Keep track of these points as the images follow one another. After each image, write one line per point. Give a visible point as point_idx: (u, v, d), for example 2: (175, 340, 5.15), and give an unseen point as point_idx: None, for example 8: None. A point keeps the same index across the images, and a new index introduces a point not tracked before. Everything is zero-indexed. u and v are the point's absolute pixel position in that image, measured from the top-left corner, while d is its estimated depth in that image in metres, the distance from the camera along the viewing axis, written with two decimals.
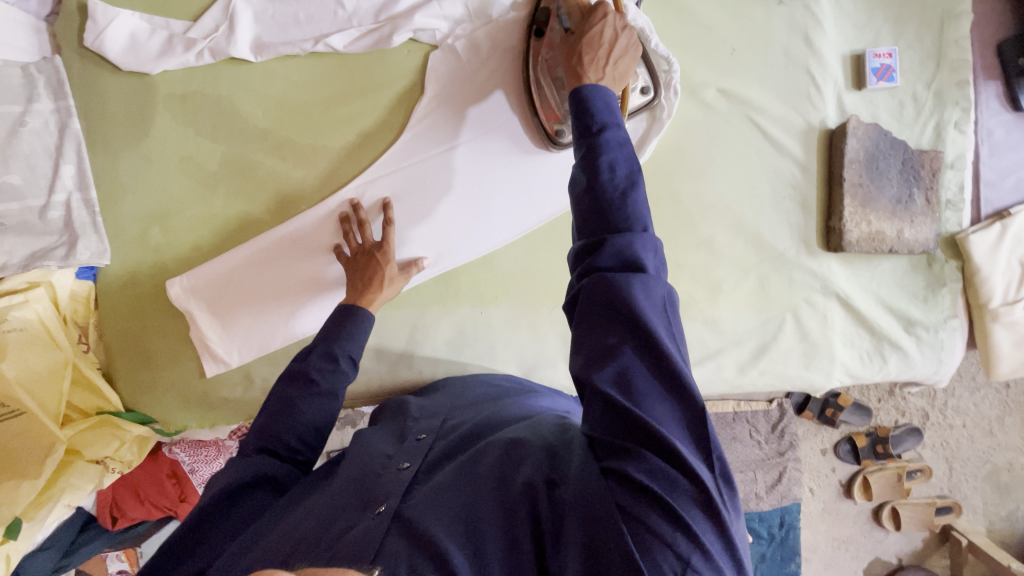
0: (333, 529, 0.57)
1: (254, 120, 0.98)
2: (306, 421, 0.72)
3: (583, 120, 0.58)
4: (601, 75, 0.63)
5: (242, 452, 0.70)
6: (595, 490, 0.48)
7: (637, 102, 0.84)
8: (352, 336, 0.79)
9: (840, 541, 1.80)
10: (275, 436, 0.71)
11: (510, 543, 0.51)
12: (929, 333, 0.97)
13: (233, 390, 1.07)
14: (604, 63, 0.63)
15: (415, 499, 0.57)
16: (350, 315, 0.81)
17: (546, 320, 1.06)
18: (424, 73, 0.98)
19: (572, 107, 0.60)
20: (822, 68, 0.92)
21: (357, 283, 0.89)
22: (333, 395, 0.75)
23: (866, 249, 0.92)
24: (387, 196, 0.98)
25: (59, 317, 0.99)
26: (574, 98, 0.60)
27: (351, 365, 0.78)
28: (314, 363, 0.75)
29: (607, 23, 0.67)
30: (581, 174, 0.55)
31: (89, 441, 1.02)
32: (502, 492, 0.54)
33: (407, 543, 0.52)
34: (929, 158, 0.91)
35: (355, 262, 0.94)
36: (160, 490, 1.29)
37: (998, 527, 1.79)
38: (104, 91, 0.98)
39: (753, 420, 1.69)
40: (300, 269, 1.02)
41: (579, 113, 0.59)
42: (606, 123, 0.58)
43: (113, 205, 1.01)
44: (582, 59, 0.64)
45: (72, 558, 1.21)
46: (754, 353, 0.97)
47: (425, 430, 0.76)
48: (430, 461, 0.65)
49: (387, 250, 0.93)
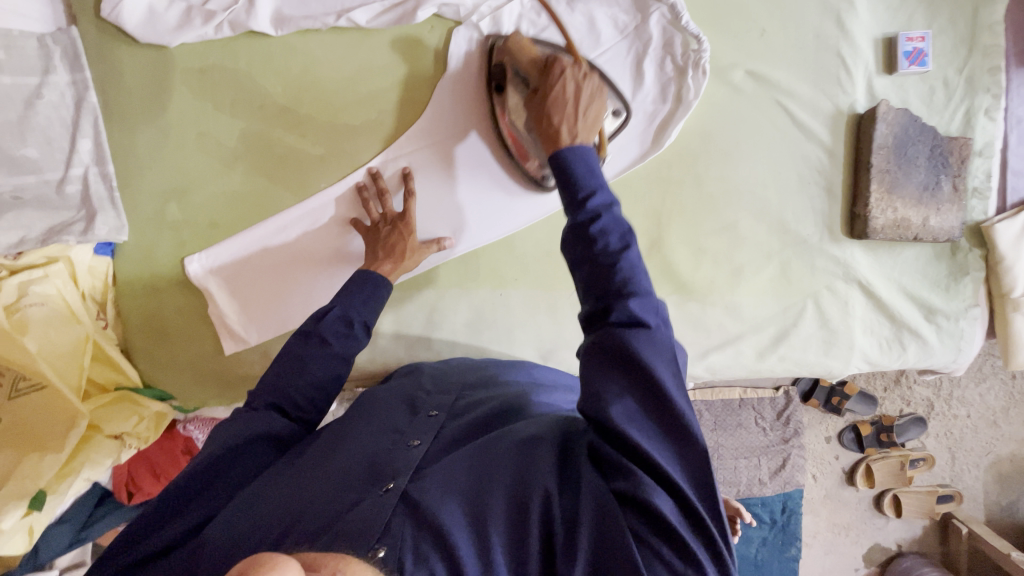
0: (336, 504, 0.58)
1: (274, 96, 0.97)
2: (314, 380, 0.72)
3: (566, 191, 0.56)
4: (574, 134, 0.61)
5: (250, 404, 0.72)
6: (607, 513, 0.50)
7: (611, 126, 0.87)
8: (368, 302, 0.80)
9: (841, 526, 1.83)
10: (286, 394, 0.72)
11: (514, 535, 0.53)
12: (949, 322, 0.97)
13: (252, 368, 1.07)
14: (573, 119, 0.62)
15: (425, 480, 0.58)
16: (369, 278, 0.81)
17: (565, 304, 1.05)
18: (447, 49, 0.96)
19: (555, 176, 0.58)
20: (853, 51, 0.90)
21: (378, 251, 0.89)
22: (346, 358, 0.75)
23: (891, 236, 0.91)
24: (405, 166, 0.97)
25: (79, 292, 0.99)
26: (554, 169, 0.58)
27: (364, 330, 0.78)
28: (329, 324, 0.74)
29: (566, 77, 0.67)
30: (573, 247, 0.54)
31: (108, 416, 1.02)
32: (512, 481, 0.55)
33: (415, 528, 0.53)
34: (958, 145, 0.90)
35: (375, 232, 0.93)
36: (177, 465, 1.30)
37: (997, 515, 1.82)
38: (121, 63, 0.97)
39: (759, 407, 1.70)
40: (310, 245, 1.01)
41: (562, 183, 0.57)
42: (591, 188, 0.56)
43: (131, 180, 1.00)
44: (557, 122, 0.63)
45: (90, 532, 1.24)
46: (774, 339, 0.97)
47: (437, 407, 0.75)
48: (443, 442, 0.66)
49: (411, 222, 0.93)
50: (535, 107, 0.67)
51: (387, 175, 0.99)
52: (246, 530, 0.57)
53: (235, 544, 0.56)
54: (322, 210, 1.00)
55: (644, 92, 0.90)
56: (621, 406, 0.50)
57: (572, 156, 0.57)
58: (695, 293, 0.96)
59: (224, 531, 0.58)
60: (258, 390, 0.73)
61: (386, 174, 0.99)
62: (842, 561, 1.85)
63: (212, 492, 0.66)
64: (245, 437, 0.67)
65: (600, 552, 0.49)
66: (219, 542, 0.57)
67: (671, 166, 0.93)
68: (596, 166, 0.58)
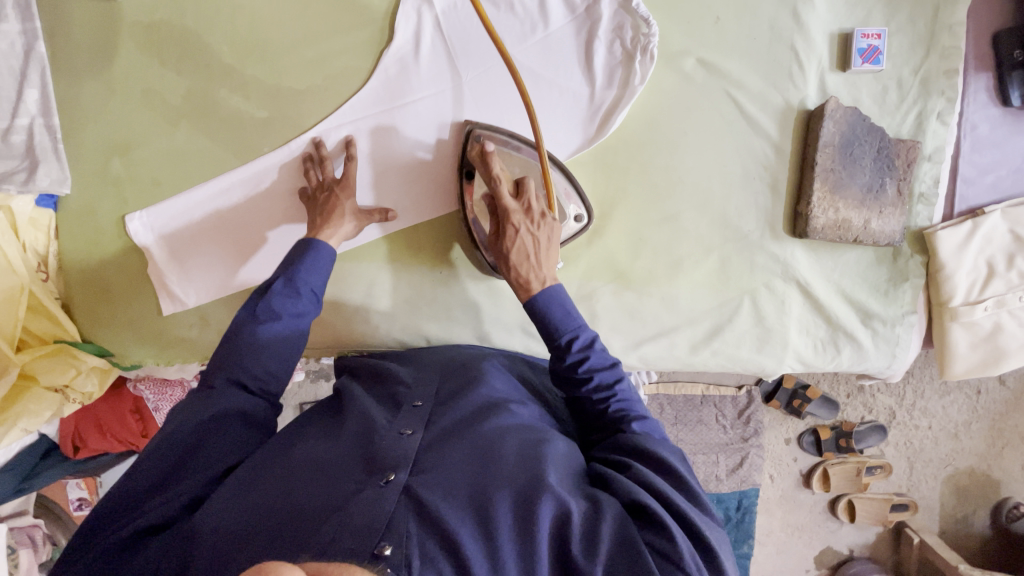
0: (336, 494, 0.61)
1: (219, 55, 0.96)
2: (271, 354, 0.74)
3: (550, 338, 0.74)
4: (540, 280, 0.76)
5: (208, 383, 0.72)
6: (627, 525, 0.57)
7: (569, 229, 0.89)
8: (312, 266, 0.80)
9: (794, 527, 1.84)
10: (239, 368, 0.72)
11: (520, 536, 0.57)
12: (886, 328, 0.96)
13: (187, 330, 1.07)
14: (536, 271, 0.76)
15: (426, 474, 0.62)
16: (308, 245, 0.82)
17: (505, 285, 1.04)
18: (395, 16, 0.94)
19: (537, 322, 0.75)
20: (807, 45, 0.88)
21: (315, 219, 0.87)
22: (299, 329, 0.77)
23: (831, 237, 0.90)
24: (349, 136, 0.95)
25: (19, 243, 0.97)
26: (534, 315, 0.75)
27: (314, 299, 0.80)
28: (277, 296, 0.76)
29: (526, 231, 0.77)
30: (568, 379, 0.74)
31: (45, 368, 1.01)
32: (515, 482, 0.60)
33: (417, 522, 0.57)
34: (905, 148, 0.89)
35: (315, 198, 0.92)
36: (123, 425, 1.33)
37: (951, 528, 1.82)
38: (70, 13, 0.95)
39: (720, 404, 1.70)
40: (270, 208, 1.00)
41: (545, 329, 0.74)
42: (571, 332, 0.74)
43: (74, 134, 0.99)
44: (521, 270, 0.76)
45: (33, 483, 1.23)
46: (709, 333, 0.96)
47: (421, 396, 0.76)
48: (435, 432, 0.68)
49: (349, 187, 0.91)
50: (499, 250, 0.78)
51: (330, 144, 0.97)
52: (243, 522, 0.60)
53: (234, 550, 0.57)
54: (266, 173, 0.99)
55: (591, 76, 0.89)
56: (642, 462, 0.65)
57: (547, 303, 0.74)
58: (633, 282, 0.95)
59: (221, 514, 0.61)
60: (213, 365, 0.73)
61: (330, 142, 0.97)
62: (792, 561, 1.87)
63: (189, 471, 0.67)
64: (201, 418, 0.67)
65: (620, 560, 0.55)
66: (219, 538, 0.58)
67: (616, 152, 0.92)
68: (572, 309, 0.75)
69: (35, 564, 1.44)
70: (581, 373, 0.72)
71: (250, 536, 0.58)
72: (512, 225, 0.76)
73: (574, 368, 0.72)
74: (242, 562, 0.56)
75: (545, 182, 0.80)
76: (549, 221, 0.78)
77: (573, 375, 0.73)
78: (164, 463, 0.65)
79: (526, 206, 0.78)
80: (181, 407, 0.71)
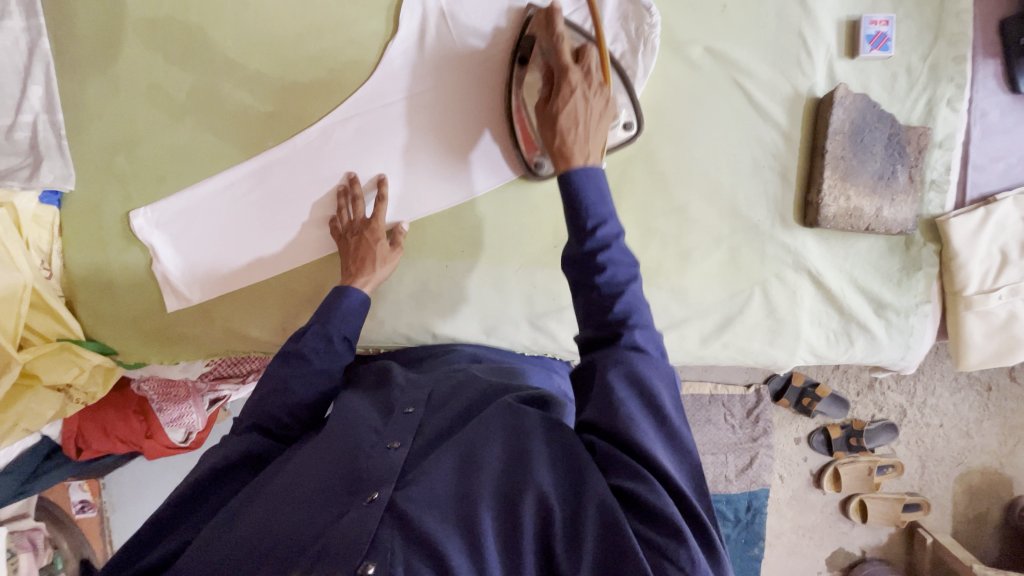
0: (320, 519, 0.60)
1: (223, 50, 0.95)
2: (297, 399, 0.76)
3: (577, 217, 0.63)
4: (586, 153, 0.66)
5: (234, 429, 0.76)
6: (613, 511, 0.53)
7: (618, 136, 0.86)
8: (346, 318, 0.82)
9: (805, 529, 1.81)
10: (265, 412, 0.75)
11: (508, 550, 0.55)
12: (899, 318, 0.94)
13: (192, 327, 1.06)
14: (585, 140, 0.67)
15: (410, 488, 0.59)
16: (342, 293, 0.84)
17: (511, 279, 1.03)
18: (399, 9, 0.93)
19: (564, 200, 0.64)
20: (815, 32, 0.88)
21: (350, 266, 0.91)
22: (329, 374, 0.80)
23: (842, 225, 0.89)
24: (382, 175, 0.97)
25: (22, 240, 0.96)
26: (566, 188, 0.64)
27: (345, 345, 0.81)
28: (308, 342, 0.79)
29: (579, 98, 0.70)
30: (581, 271, 0.61)
31: (47, 366, 1.00)
32: (502, 493, 0.58)
33: (403, 539, 0.56)
34: (916, 135, 0.88)
35: (346, 241, 0.94)
36: (125, 423, 1.30)
37: (965, 529, 1.79)
38: (74, 10, 0.95)
39: (729, 404, 1.69)
40: (276, 213, 1.00)
41: (572, 206, 0.63)
42: (600, 217, 0.62)
43: (79, 131, 0.99)
44: (564, 137, 0.67)
45: (36, 483, 1.24)
46: (719, 325, 0.95)
47: (412, 402, 0.74)
48: (422, 444, 0.66)
49: (377, 230, 0.92)
50: (547, 118, 0.70)
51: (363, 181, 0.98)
52: (231, 547, 0.59)
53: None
54: (269, 170, 0.99)
55: None
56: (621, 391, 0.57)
57: (583, 180, 0.63)
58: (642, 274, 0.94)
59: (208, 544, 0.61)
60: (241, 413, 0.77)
61: (362, 177, 0.98)
62: (804, 563, 1.84)
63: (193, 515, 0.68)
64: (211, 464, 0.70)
65: (608, 558, 0.52)
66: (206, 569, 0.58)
67: None
68: (604, 188, 0.64)
69: (36, 568, 1.42)
70: (601, 259, 0.60)
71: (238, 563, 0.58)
72: (568, 87, 0.70)
73: (593, 255, 0.61)
74: None
75: (605, 51, 0.74)
76: (605, 92, 0.71)
77: (592, 262, 0.61)
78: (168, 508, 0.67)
79: (583, 74, 0.72)
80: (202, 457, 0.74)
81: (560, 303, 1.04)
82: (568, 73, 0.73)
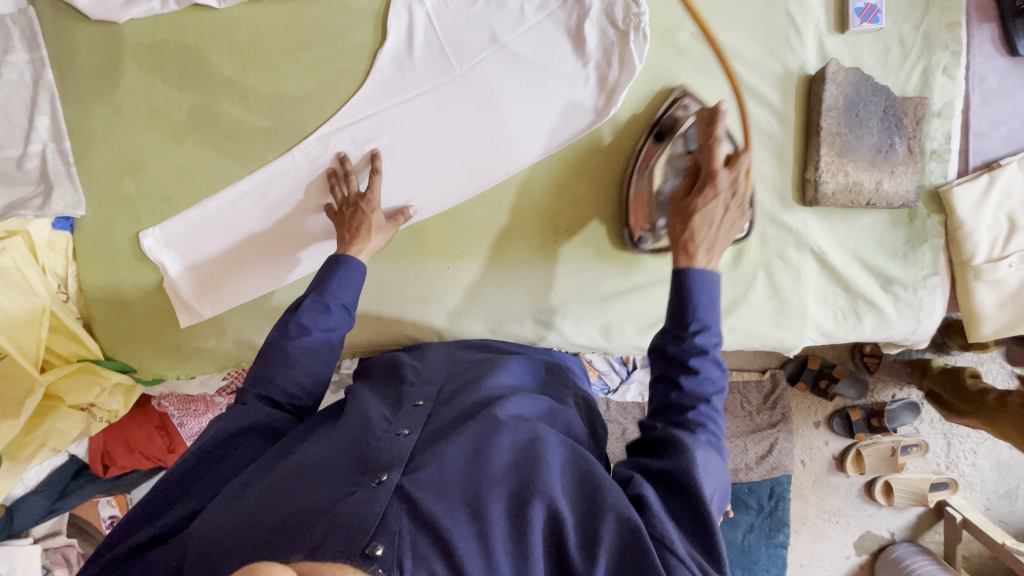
0: (328, 497, 0.61)
1: (220, 69, 0.98)
2: (303, 367, 0.78)
3: (680, 316, 0.70)
4: (706, 258, 0.73)
5: (241, 400, 0.77)
6: (630, 527, 0.57)
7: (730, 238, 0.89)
8: (342, 283, 0.83)
9: (831, 513, 1.77)
10: (272, 384, 0.77)
11: (516, 538, 0.57)
12: (907, 292, 0.93)
13: (206, 341, 1.08)
14: (711, 244, 0.73)
15: (419, 474, 0.61)
16: (339, 261, 0.84)
17: (513, 277, 1.03)
18: (386, 16, 0.95)
19: (674, 294, 0.72)
20: (802, 9, 0.87)
21: (344, 235, 0.89)
22: (329, 342, 0.80)
23: (843, 202, 0.88)
24: (374, 149, 0.96)
25: (38, 266, 1.00)
26: (677, 283, 0.72)
27: (344, 312, 0.82)
28: (307, 309, 0.80)
29: (717, 201, 0.76)
30: (669, 372, 0.70)
31: (71, 387, 1.05)
32: (510, 484, 0.60)
33: (410, 521, 0.57)
34: (913, 105, 0.87)
35: (341, 214, 0.93)
36: (150, 441, 1.33)
37: (995, 505, 1.75)
38: (74, 41, 0.99)
39: (745, 391, 1.69)
40: (284, 224, 1.02)
41: (679, 304, 0.71)
42: (701, 321, 0.70)
43: (86, 157, 1.02)
44: (694, 235, 0.75)
45: (65, 502, 1.28)
46: (724, 310, 0.95)
47: (422, 396, 0.77)
48: (431, 431, 0.69)
49: (372, 200, 0.92)
50: (679, 211, 0.78)
51: (354, 159, 0.98)
52: (236, 524, 0.60)
53: (231, 550, 0.58)
54: (270, 182, 1.00)
55: (585, 56, 0.92)
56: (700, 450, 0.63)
57: (696, 284, 0.71)
58: None
59: (215, 519, 0.62)
60: (245, 385, 0.79)
61: (354, 159, 0.98)
62: (832, 549, 1.80)
63: (203, 486, 0.70)
64: (220, 434, 0.71)
65: (621, 558, 0.56)
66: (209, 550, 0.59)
67: (621, 134, 0.96)
68: (713, 295, 0.71)
69: None
70: (693, 363, 0.68)
71: (244, 540, 0.58)
72: (711, 190, 0.76)
73: (686, 359, 0.69)
74: (230, 564, 0.57)
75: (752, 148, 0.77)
76: (743, 203, 0.76)
77: (682, 363, 0.69)
78: (175, 475, 0.69)
79: (729, 181, 0.77)
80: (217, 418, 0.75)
81: (563, 297, 1.04)
82: (717, 170, 0.77)
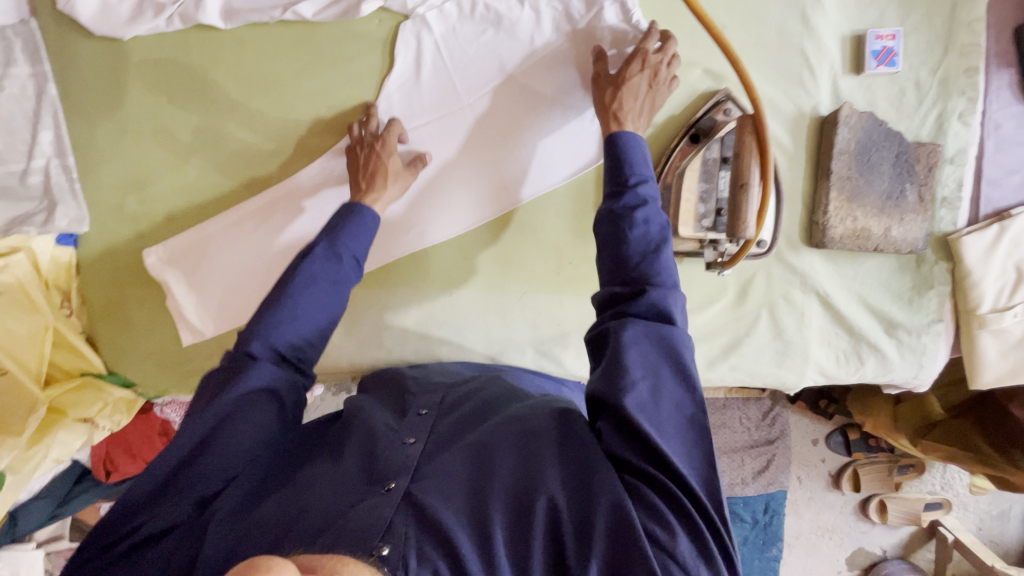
0: (337, 503, 0.61)
1: (225, 90, 0.97)
2: (299, 326, 0.72)
3: (615, 172, 0.68)
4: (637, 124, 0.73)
5: (237, 356, 0.70)
6: (623, 520, 0.54)
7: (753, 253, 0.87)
8: (353, 233, 0.80)
9: (824, 529, 1.79)
10: (273, 346, 0.70)
11: (518, 542, 0.56)
12: (911, 337, 0.93)
13: (208, 360, 1.08)
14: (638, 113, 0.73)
15: (426, 481, 0.61)
16: (354, 210, 0.82)
17: (515, 308, 1.03)
18: (394, 43, 0.93)
19: (609, 156, 0.69)
20: (818, 49, 0.85)
21: (361, 180, 0.87)
22: (330, 315, 0.75)
23: (850, 246, 0.88)
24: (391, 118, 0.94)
25: (42, 282, 1.00)
26: (611, 147, 0.69)
27: (355, 264, 0.79)
28: (316, 265, 0.75)
29: (642, 73, 0.76)
30: (611, 221, 0.65)
31: (74, 401, 1.06)
32: (514, 492, 0.59)
33: (417, 527, 0.57)
34: (926, 152, 0.86)
35: (358, 155, 0.91)
36: (150, 445, 1.34)
37: (987, 525, 1.77)
38: (78, 56, 0.97)
39: (744, 408, 1.68)
40: (287, 246, 1.01)
41: (614, 162, 0.68)
42: (638, 176, 0.67)
43: (90, 174, 1.01)
44: (621, 106, 0.74)
45: (66, 508, 1.30)
46: (725, 348, 0.95)
47: (426, 404, 0.77)
48: (439, 438, 0.69)
49: (388, 146, 0.91)
50: (605, 89, 0.78)
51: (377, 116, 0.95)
52: (243, 532, 0.61)
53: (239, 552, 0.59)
54: (275, 205, 1.00)
55: None
56: (635, 353, 0.58)
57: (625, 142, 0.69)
58: None
59: (223, 526, 0.61)
60: (242, 335, 0.71)
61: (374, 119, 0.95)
62: (824, 565, 1.82)
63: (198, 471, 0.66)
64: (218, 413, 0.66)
65: (618, 553, 0.54)
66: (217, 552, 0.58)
67: None
68: (646, 155, 0.69)
69: None
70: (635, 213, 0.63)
71: (253, 541, 0.59)
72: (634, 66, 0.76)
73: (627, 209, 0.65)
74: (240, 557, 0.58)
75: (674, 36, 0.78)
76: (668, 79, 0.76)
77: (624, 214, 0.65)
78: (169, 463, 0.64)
79: (654, 58, 0.77)
80: (209, 385, 0.71)
81: (564, 328, 1.04)
82: (646, 50, 0.77)
